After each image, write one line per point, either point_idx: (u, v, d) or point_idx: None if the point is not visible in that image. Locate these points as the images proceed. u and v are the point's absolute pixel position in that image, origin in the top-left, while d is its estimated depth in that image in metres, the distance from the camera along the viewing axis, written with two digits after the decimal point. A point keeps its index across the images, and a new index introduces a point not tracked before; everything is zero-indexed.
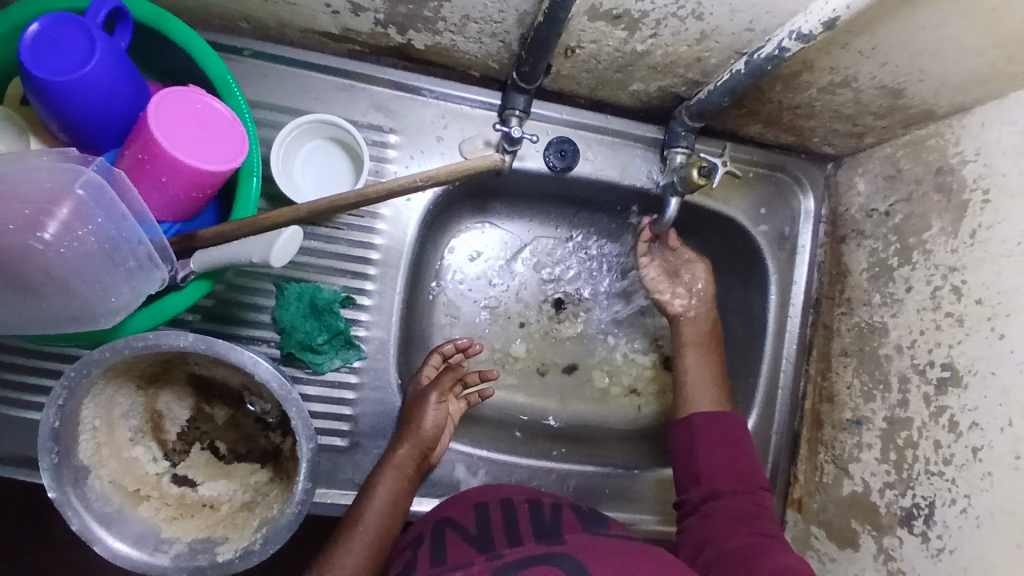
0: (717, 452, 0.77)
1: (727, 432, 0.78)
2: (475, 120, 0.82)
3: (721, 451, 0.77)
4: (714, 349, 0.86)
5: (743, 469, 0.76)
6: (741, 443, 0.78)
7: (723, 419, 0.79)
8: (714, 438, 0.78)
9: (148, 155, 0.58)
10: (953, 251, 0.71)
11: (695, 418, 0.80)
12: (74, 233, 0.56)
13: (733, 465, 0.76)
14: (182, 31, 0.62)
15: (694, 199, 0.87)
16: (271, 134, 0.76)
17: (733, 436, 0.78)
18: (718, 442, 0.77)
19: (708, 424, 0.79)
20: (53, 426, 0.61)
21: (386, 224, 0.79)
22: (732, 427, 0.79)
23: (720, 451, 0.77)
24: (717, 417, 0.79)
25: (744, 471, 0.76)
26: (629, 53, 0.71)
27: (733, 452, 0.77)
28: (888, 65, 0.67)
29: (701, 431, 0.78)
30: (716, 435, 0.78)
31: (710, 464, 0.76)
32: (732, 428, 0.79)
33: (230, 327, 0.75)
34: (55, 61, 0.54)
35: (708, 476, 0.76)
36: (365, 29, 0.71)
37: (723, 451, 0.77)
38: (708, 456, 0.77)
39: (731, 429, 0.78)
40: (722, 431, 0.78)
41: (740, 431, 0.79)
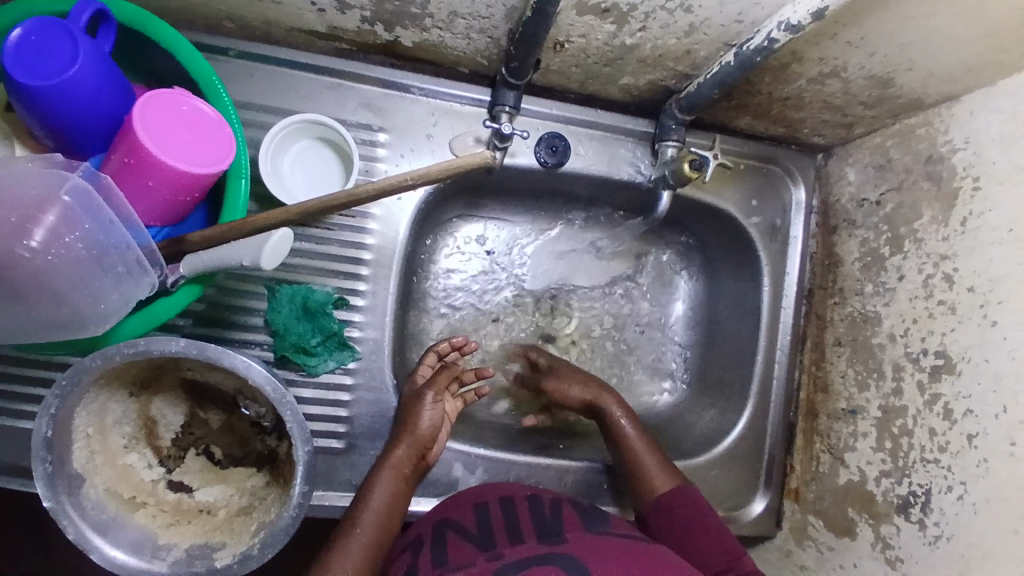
0: (682, 536, 0.74)
1: (683, 512, 0.76)
2: (465, 117, 0.81)
3: (687, 536, 0.74)
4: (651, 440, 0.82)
5: (714, 543, 0.73)
6: (701, 513, 0.76)
7: (671, 500, 0.76)
8: (671, 524, 0.75)
9: (134, 159, 0.57)
10: (945, 239, 0.72)
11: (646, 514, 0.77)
12: (61, 239, 0.55)
13: (704, 543, 0.73)
14: (166, 32, 0.62)
15: (686, 192, 0.87)
16: (259, 135, 0.75)
17: (688, 513, 0.75)
18: (678, 527, 0.75)
19: (659, 510, 0.76)
20: (45, 435, 0.61)
21: (377, 223, 0.78)
22: (685, 504, 0.76)
23: (683, 536, 0.74)
24: (661, 503, 0.77)
25: (715, 543, 0.73)
26: (618, 47, 0.71)
27: (694, 533, 0.74)
28: (876, 55, 0.67)
29: (655, 522, 0.76)
30: (674, 517, 0.75)
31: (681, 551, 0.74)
32: (680, 505, 0.76)
33: (222, 331, 0.75)
34: (39, 66, 0.53)
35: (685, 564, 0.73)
36: (352, 26, 0.70)
37: (686, 537, 0.74)
38: (675, 544, 0.75)
39: (688, 507, 0.76)
40: (676, 512, 0.76)
41: (694, 503, 0.76)
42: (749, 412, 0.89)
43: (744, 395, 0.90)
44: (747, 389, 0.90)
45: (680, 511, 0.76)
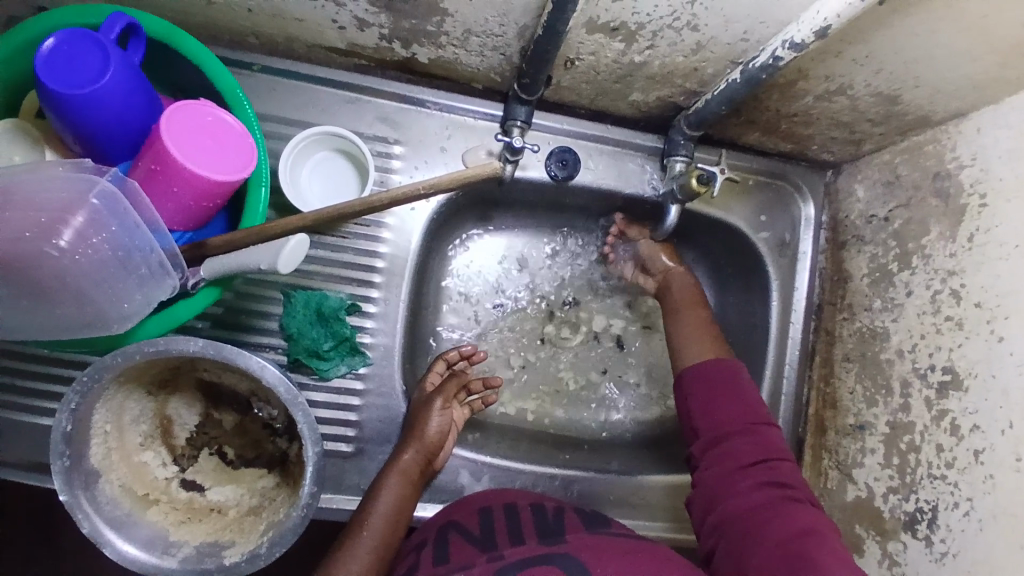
0: (712, 399, 0.76)
1: (719, 378, 0.77)
2: (478, 130, 0.83)
3: (724, 403, 0.75)
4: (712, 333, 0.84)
5: (747, 415, 0.74)
6: (737, 384, 0.77)
7: (716, 369, 0.78)
8: (706, 387, 0.77)
9: (160, 166, 0.60)
10: (952, 255, 0.72)
11: (686, 374, 0.79)
12: (88, 241, 0.58)
13: (737, 411, 0.74)
14: (192, 46, 0.65)
15: (695, 207, 0.88)
16: (279, 146, 0.78)
17: (729, 384, 0.76)
18: (713, 391, 0.76)
19: (699, 374, 0.78)
20: (64, 430, 0.63)
21: (391, 232, 0.81)
22: (728, 377, 0.77)
23: (717, 399, 0.76)
24: (706, 368, 0.78)
25: (748, 417, 0.74)
26: (627, 64, 0.73)
27: (731, 400, 0.75)
28: (882, 72, 0.69)
29: (691, 383, 0.78)
30: (716, 384, 0.77)
31: (707, 414, 0.75)
32: (724, 374, 0.77)
33: (238, 334, 0.77)
34: (71, 77, 0.57)
35: (709, 428, 0.75)
36: (371, 43, 0.73)
37: (719, 402, 0.75)
38: (705, 406, 0.76)
39: (726, 376, 0.77)
40: (717, 382, 0.77)
41: (738, 378, 0.77)
42: None
43: None
44: None
45: (720, 376, 0.77)
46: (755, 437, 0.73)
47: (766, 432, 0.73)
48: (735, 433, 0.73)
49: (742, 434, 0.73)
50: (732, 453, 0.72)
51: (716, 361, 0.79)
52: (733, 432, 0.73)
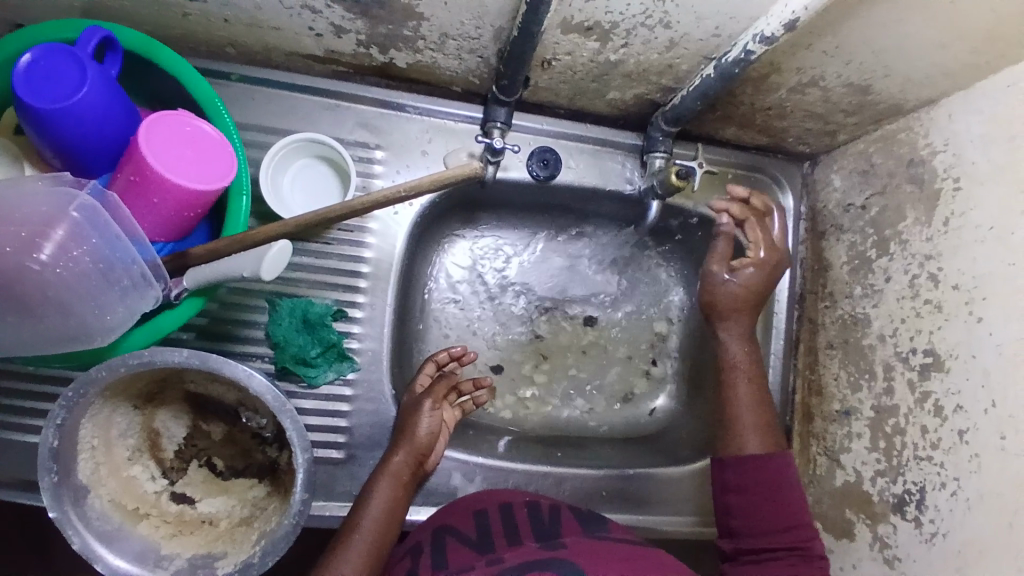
0: (759, 495, 0.75)
1: (763, 472, 0.76)
2: (458, 133, 0.84)
3: (772, 500, 0.74)
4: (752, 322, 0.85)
5: (792, 513, 0.74)
6: (780, 482, 0.75)
7: (769, 464, 0.76)
8: (752, 483, 0.76)
9: (140, 177, 0.60)
10: (928, 240, 0.73)
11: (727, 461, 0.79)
12: (70, 253, 0.57)
13: (784, 510, 0.74)
14: (169, 58, 0.65)
15: (676, 202, 0.89)
16: (260, 154, 0.78)
17: (777, 481, 0.75)
18: (757, 486, 0.75)
19: (749, 466, 0.76)
20: (51, 445, 0.62)
21: (375, 237, 0.81)
22: (779, 474, 0.76)
23: (763, 496, 0.75)
24: (750, 461, 0.77)
25: (792, 515, 0.74)
26: (603, 63, 0.74)
27: (779, 499, 0.74)
28: (852, 63, 0.70)
29: (733, 475, 0.77)
30: (769, 480, 0.75)
31: (747, 510, 0.75)
32: (774, 469, 0.76)
33: (224, 344, 0.77)
34: (49, 91, 0.57)
35: (747, 523, 0.74)
36: (348, 49, 0.74)
37: (769, 499, 0.74)
38: (753, 501, 0.75)
39: (771, 470, 0.76)
40: (771, 477, 0.75)
41: (790, 475, 0.76)
42: None
43: None
44: None
45: (764, 472, 0.76)
46: (797, 537, 0.73)
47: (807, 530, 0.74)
48: (779, 532, 0.73)
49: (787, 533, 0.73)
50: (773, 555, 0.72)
51: (763, 455, 0.77)
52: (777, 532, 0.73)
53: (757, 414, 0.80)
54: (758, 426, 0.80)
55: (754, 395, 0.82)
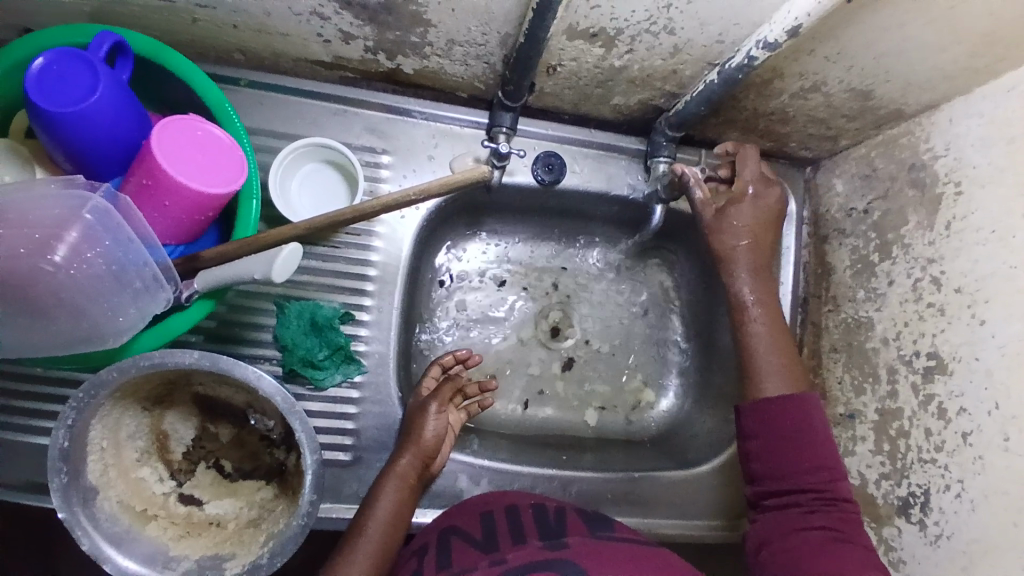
0: (782, 440, 0.70)
1: (785, 418, 0.70)
2: (464, 138, 0.85)
3: (798, 443, 0.69)
4: (766, 242, 0.78)
5: (818, 456, 0.69)
6: (806, 426, 0.69)
7: (793, 405, 0.70)
8: (771, 427, 0.70)
9: (152, 180, 0.61)
10: (931, 243, 0.74)
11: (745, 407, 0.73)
12: (83, 256, 0.58)
13: (809, 453, 0.68)
14: (180, 63, 0.66)
15: (679, 206, 0.90)
16: (268, 158, 0.79)
17: (802, 423, 0.70)
18: (775, 433, 0.70)
19: (770, 409, 0.71)
20: (61, 447, 0.63)
21: (382, 241, 0.82)
22: (804, 415, 0.70)
23: (785, 440, 0.69)
24: (767, 407, 0.71)
25: (817, 459, 0.68)
26: (608, 69, 0.74)
27: (803, 443, 0.69)
28: (853, 69, 0.71)
29: (750, 420, 0.72)
30: (794, 422, 0.70)
31: (767, 460, 0.70)
32: (797, 411, 0.70)
33: (232, 346, 0.77)
34: (61, 94, 0.57)
35: (767, 473, 0.70)
36: (356, 56, 0.75)
37: (793, 442, 0.69)
38: (774, 446, 0.70)
39: (795, 414, 0.70)
40: (796, 418, 0.70)
41: (815, 415, 0.70)
42: None
43: None
44: None
45: (789, 417, 0.70)
46: (824, 480, 0.68)
47: (837, 473, 0.68)
48: (803, 477, 0.68)
49: (813, 478, 0.68)
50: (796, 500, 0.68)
51: (788, 398, 0.71)
52: (801, 476, 0.68)
53: (774, 356, 0.74)
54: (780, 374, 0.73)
55: (773, 337, 0.75)
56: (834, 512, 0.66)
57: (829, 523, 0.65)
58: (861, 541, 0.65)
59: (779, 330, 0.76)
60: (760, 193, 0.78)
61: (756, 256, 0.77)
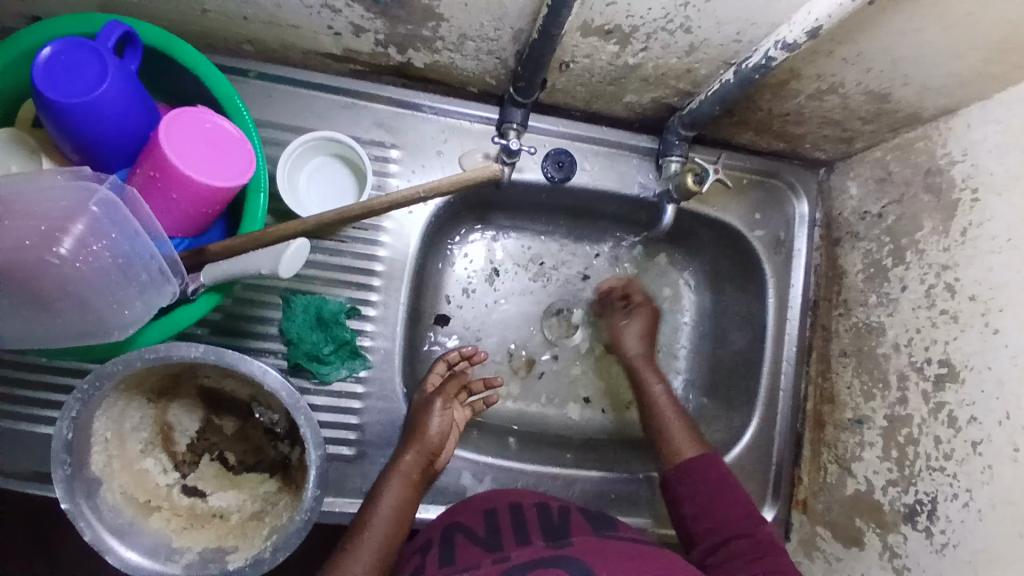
0: (707, 498, 0.77)
1: (704, 473, 0.78)
2: (474, 134, 0.84)
3: (722, 495, 0.76)
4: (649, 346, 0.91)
5: (736, 505, 0.76)
6: (720, 479, 0.78)
7: (703, 464, 0.79)
8: (697, 489, 0.77)
9: (159, 173, 0.60)
10: (945, 249, 0.73)
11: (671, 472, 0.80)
12: (89, 248, 0.58)
13: (729, 504, 0.76)
14: (190, 55, 0.65)
15: (688, 206, 0.89)
16: (276, 152, 0.78)
17: (720, 480, 0.78)
18: (700, 488, 0.77)
19: (688, 474, 0.78)
20: (66, 438, 0.63)
21: (390, 236, 0.81)
22: (717, 472, 0.78)
23: (711, 498, 0.76)
24: (686, 468, 0.79)
25: (737, 509, 0.75)
26: (621, 66, 0.73)
27: (721, 495, 0.76)
28: (871, 71, 0.70)
29: (678, 487, 0.79)
30: (713, 478, 0.78)
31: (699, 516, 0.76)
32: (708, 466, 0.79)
33: (238, 340, 0.77)
34: (69, 84, 0.57)
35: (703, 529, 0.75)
36: (366, 49, 0.74)
37: (717, 497, 0.76)
38: (701, 505, 0.76)
39: (709, 469, 0.78)
40: (711, 474, 0.78)
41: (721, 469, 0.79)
42: (756, 422, 0.89)
43: (750, 406, 0.90)
44: (753, 399, 0.90)
45: (705, 473, 0.78)
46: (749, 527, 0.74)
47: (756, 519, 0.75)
48: (732, 527, 0.74)
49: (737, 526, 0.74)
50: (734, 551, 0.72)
51: (702, 457, 0.80)
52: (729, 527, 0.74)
53: (682, 426, 0.84)
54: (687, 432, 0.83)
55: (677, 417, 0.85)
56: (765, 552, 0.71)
57: (779, 564, 0.69)
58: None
59: (674, 396, 0.88)
60: (637, 310, 0.93)
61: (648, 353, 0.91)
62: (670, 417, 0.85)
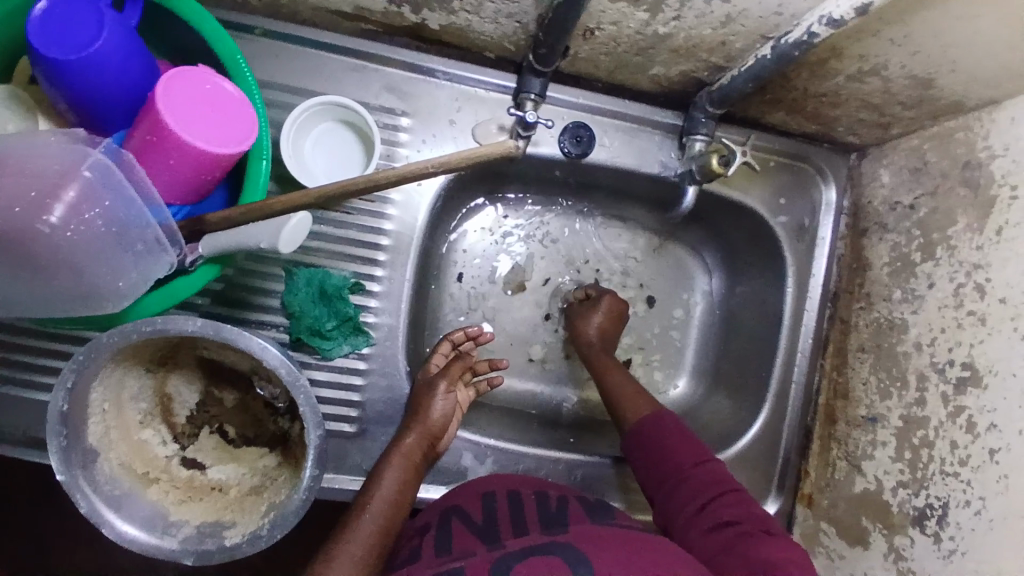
0: (657, 459, 0.75)
1: (653, 435, 0.76)
2: (489, 102, 0.80)
3: (672, 452, 0.74)
4: (614, 325, 0.88)
5: (684, 458, 0.73)
6: (671, 434, 0.76)
7: (652, 427, 0.77)
8: (652, 451, 0.75)
9: (157, 137, 0.57)
10: (979, 248, 0.69)
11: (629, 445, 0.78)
12: (81, 216, 0.55)
13: (679, 457, 0.74)
14: (193, 10, 0.61)
15: (711, 187, 0.84)
16: (280, 115, 0.74)
17: (665, 435, 0.76)
18: (653, 451, 0.75)
19: (640, 439, 0.77)
20: (61, 410, 0.61)
21: (397, 209, 0.78)
22: (664, 428, 0.77)
23: (662, 457, 0.74)
24: (639, 436, 0.77)
25: (685, 457, 0.73)
26: (650, 36, 0.68)
27: (667, 452, 0.74)
28: (919, 54, 0.65)
29: (636, 451, 0.77)
30: (663, 438, 0.76)
31: (663, 480, 0.73)
32: (654, 427, 0.77)
33: (239, 312, 0.75)
34: (63, 39, 0.53)
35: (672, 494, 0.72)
36: (379, 7, 0.69)
37: (664, 458, 0.74)
38: (653, 466, 0.75)
39: (655, 431, 0.77)
40: (659, 434, 0.76)
41: (663, 424, 0.77)
42: (765, 414, 0.87)
43: (761, 397, 0.88)
44: (765, 390, 0.88)
45: (653, 436, 0.76)
46: (704, 475, 0.72)
47: (709, 465, 0.73)
48: (687, 479, 0.72)
49: (694, 480, 0.71)
50: (697, 507, 0.70)
51: (650, 419, 0.78)
52: (687, 483, 0.71)
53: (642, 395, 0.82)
54: (641, 396, 0.82)
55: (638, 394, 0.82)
56: (726, 500, 0.69)
57: (739, 518, 0.67)
58: (779, 530, 0.67)
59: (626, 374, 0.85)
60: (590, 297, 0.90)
61: (607, 342, 0.87)
62: (629, 391, 0.82)
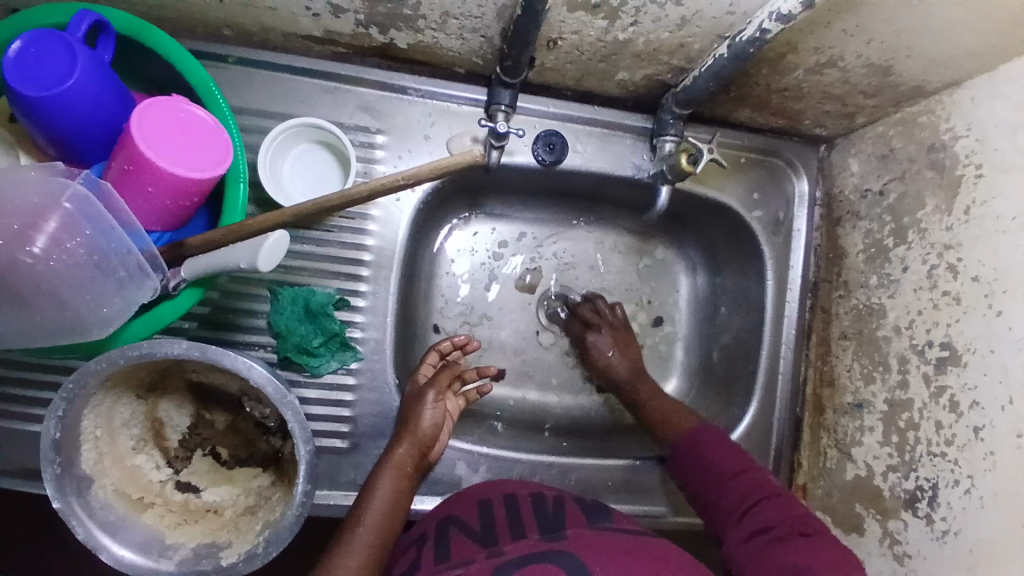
0: (700, 470, 0.76)
1: (696, 447, 0.77)
2: (462, 116, 0.82)
3: (712, 464, 0.75)
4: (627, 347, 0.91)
5: (727, 467, 0.74)
6: (716, 445, 0.77)
7: (694, 440, 0.78)
8: (696, 463, 0.76)
9: (133, 166, 0.58)
10: (949, 229, 0.71)
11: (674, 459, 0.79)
12: (63, 245, 0.56)
13: (722, 466, 0.74)
14: (163, 41, 0.63)
15: (684, 186, 0.86)
16: (258, 140, 0.76)
17: (708, 446, 0.77)
18: (698, 464, 0.76)
19: (681, 453, 0.78)
20: (53, 438, 0.62)
21: (377, 224, 0.79)
22: (706, 440, 0.77)
23: (707, 469, 0.75)
24: (682, 449, 0.78)
25: (730, 467, 0.74)
26: (611, 42, 0.70)
27: (710, 463, 0.75)
28: (873, 43, 0.66)
29: (681, 463, 0.78)
30: (702, 452, 0.76)
31: (709, 491, 0.74)
32: (696, 440, 0.78)
33: (225, 334, 0.76)
34: (38, 75, 0.55)
35: (717, 505, 0.72)
36: (347, 30, 0.71)
37: (708, 469, 0.75)
38: (697, 481, 0.76)
39: (698, 443, 0.77)
40: (698, 449, 0.77)
41: (704, 437, 0.78)
42: (754, 407, 0.88)
43: (748, 391, 0.89)
44: (752, 384, 0.88)
45: (693, 449, 0.77)
46: (746, 483, 0.72)
47: (751, 472, 0.73)
48: (730, 488, 0.72)
49: (736, 488, 0.72)
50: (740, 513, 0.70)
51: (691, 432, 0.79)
52: (730, 491, 0.72)
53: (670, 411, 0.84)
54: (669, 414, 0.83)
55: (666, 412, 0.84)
56: (765, 504, 0.69)
57: (774, 522, 0.66)
58: (819, 532, 0.65)
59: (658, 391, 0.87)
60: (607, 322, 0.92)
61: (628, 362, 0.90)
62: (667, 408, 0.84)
